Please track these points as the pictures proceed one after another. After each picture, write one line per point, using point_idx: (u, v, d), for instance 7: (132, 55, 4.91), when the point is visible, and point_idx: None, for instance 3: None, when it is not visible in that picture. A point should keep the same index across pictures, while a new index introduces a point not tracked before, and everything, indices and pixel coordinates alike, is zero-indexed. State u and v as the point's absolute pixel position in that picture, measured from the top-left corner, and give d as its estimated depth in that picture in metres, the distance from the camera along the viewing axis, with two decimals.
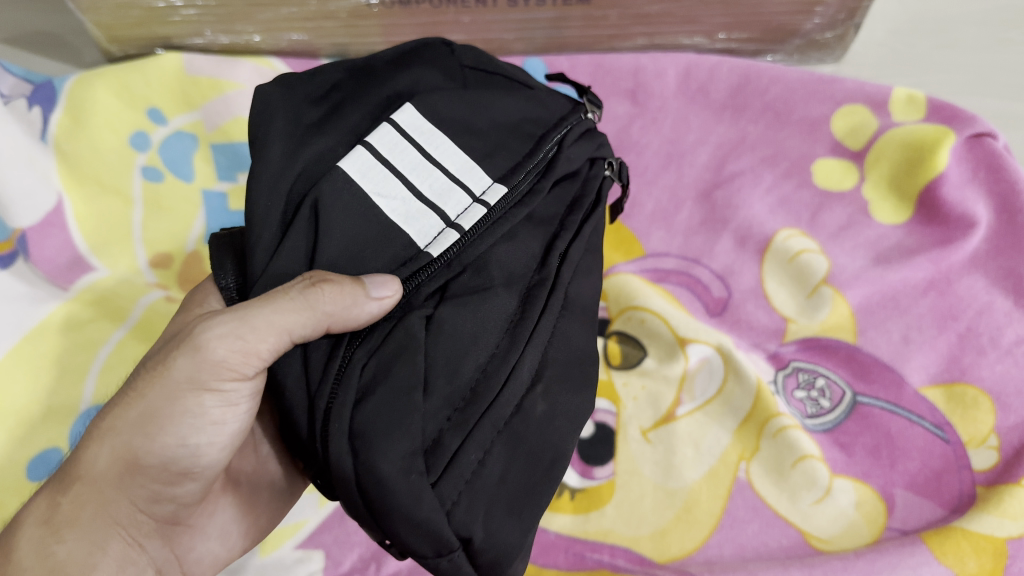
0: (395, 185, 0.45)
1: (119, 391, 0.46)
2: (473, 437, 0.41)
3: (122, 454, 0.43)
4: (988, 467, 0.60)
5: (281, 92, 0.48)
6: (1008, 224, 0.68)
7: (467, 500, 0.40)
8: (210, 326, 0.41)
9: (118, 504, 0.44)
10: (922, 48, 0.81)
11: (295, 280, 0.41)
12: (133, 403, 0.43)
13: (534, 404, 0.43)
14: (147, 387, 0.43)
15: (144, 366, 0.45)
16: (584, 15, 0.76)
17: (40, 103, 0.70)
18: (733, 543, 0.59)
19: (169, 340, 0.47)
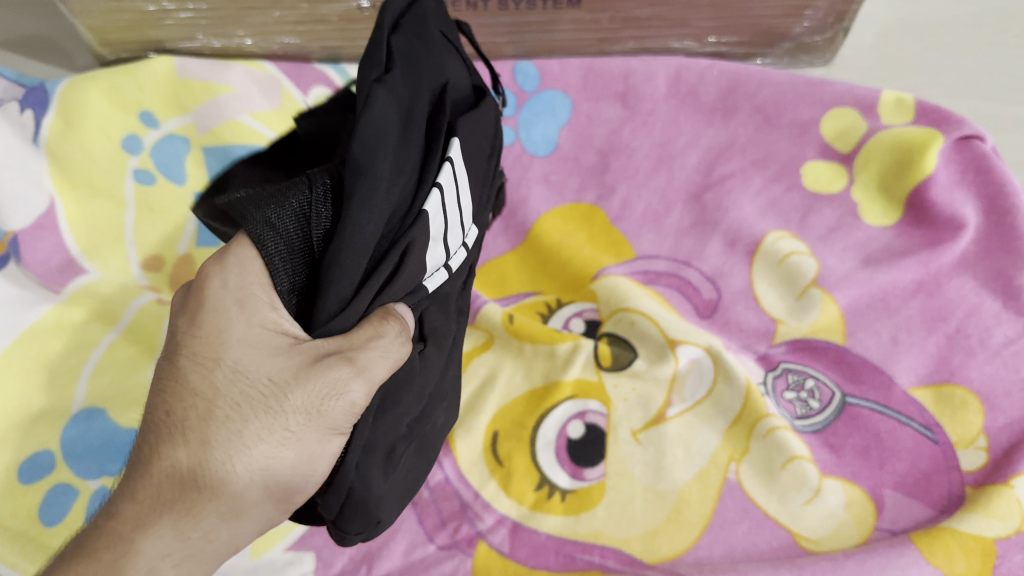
0: (440, 223, 0.42)
1: (233, 417, 0.37)
2: (408, 447, 0.49)
3: (272, 494, 0.38)
4: (976, 467, 0.61)
5: (387, 91, 0.36)
6: (997, 226, 0.68)
7: (390, 498, 0.48)
8: (349, 373, 0.38)
9: (246, 535, 0.39)
10: (911, 51, 0.81)
11: (387, 322, 0.40)
12: (287, 444, 0.38)
13: (438, 419, 0.53)
14: (298, 429, 0.38)
15: (268, 395, 0.38)
16: (573, 19, 0.76)
17: (31, 107, 0.69)
18: (724, 543, 0.59)
19: (262, 353, 0.38)
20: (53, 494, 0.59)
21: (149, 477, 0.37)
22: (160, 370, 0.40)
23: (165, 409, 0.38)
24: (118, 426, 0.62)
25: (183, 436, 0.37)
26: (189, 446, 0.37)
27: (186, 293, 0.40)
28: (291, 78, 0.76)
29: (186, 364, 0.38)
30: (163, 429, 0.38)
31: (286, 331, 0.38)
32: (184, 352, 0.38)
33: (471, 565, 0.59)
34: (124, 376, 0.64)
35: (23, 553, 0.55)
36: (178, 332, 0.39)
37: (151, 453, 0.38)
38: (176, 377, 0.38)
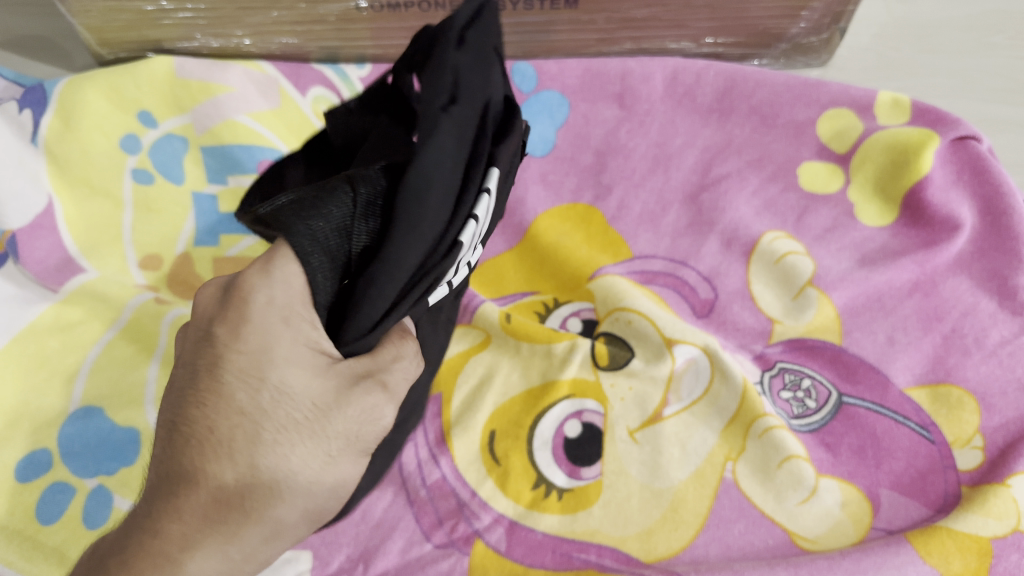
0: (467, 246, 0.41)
1: (280, 437, 0.38)
2: (382, 449, 0.53)
3: (309, 514, 0.40)
4: (972, 467, 0.61)
5: (452, 126, 0.35)
6: (992, 226, 0.69)
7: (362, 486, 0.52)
8: (378, 395, 0.41)
9: (280, 551, 0.40)
10: (907, 53, 0.82)
11: (406, 342, 0.44)
12: (328, 464, 0.39)
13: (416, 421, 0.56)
14: (337, 451, 0.40)
15: (312, 418, 0.39)
16: (571, 20, 0.76)
17: (30, 106, 0.70)
18: (720, 542, 0.59)
19: (306, 375, 0.39)
20: (51, 493, 0.59)
21: (193, 495, 0.37)
22: (198, 381, 0.39)
23: (209, 425, 0.38)
24: (115, 425, 0.62)
25: (229, 455, 0.38)
26: (238, 465, 0.38)
27: (224, 302, 0.40)
28: (290, 77, 0.77)
29: (231, 380, 0.38)
30: (208, 446, 0.38)
31: (325, 350, 0.39)
32: (229, 369, 0.39)
33: (468, 564, 0.59)
34: (121, 374, 0.64)
35: (20, 552, 0.57)
36: (219, 346, 0.39)
37: (195, 471, 0.38)
38: (221, 394, 0.38)
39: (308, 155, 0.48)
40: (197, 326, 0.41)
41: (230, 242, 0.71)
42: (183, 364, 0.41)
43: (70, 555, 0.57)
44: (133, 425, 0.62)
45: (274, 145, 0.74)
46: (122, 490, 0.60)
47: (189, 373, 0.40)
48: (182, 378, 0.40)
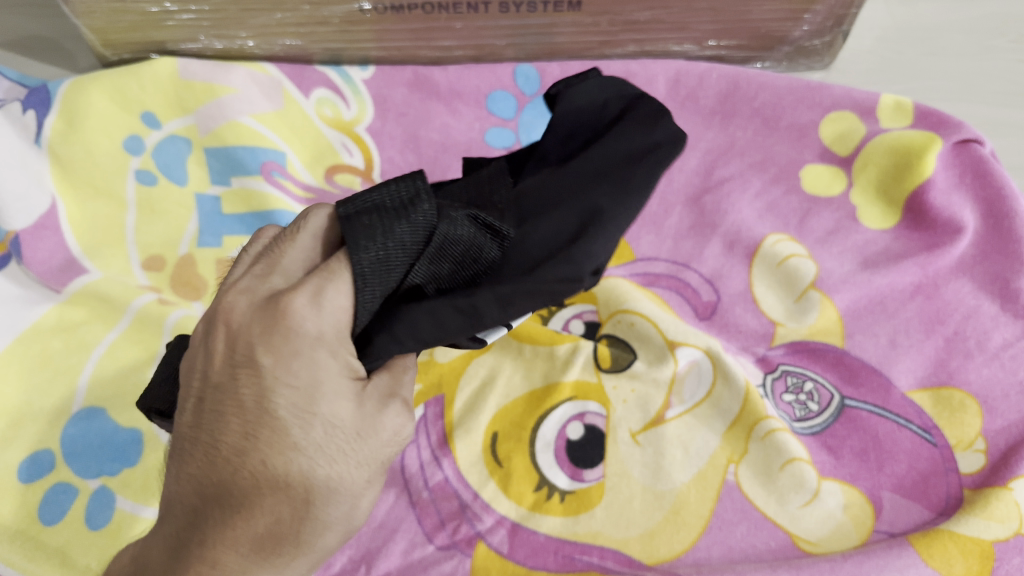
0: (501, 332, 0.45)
1: (330, 471, 0.36)
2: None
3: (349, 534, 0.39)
4: (975, 470, 0.61)
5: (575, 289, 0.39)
6: (994, 229, 0.69)
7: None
8: (408, 417, 0.40)
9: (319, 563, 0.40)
10: (909, 56, 0.82)
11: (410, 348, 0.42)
12: (369, 491, 0.38)
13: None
14: (375, 478, 0.39)
15: (361, 451, 0.37)
16: (574, 22, 0.76)
17: (34, 107, 0.71)
18: (722, 545, 0.59)
19: (351, 406, 0.37)
20: (53, 493, 0.59)
21: (247, 529, 0.36)
22: (242, 410, 0.36)
23: (259, 457, 0.36)
24: (118, 425, 0.62)
25: (283, 492, 0.36)
26: (293, 500, 0.36)
27: (266, 324, 0.36)
28: (293, 79, 0.77)
29: (283, 414, 0.36)
30: (261, 480, 0.36)
31: (359, 375, 0.38)
32: (279, 401, 0.36)
33: (470, 566, 0.59)
34: (124, 375, 0.64)
35: (22, 552, 0.57)
36: (268, 374, 0.36)
37: (247, 504, 0.36)
38: (272, 428, 0.36)
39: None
40: (235, 346, 0.38)
41: (232, 243, 0.71)
42: (221, 389, 0.37)
43: (72, 555, 0.57)
44: (136, 426, 0.62)
45: (277, 146, 0.74)
46: (123, 491, 0.60)
47: (229, 397, 0.37)
48: (220, 403, 0.37)
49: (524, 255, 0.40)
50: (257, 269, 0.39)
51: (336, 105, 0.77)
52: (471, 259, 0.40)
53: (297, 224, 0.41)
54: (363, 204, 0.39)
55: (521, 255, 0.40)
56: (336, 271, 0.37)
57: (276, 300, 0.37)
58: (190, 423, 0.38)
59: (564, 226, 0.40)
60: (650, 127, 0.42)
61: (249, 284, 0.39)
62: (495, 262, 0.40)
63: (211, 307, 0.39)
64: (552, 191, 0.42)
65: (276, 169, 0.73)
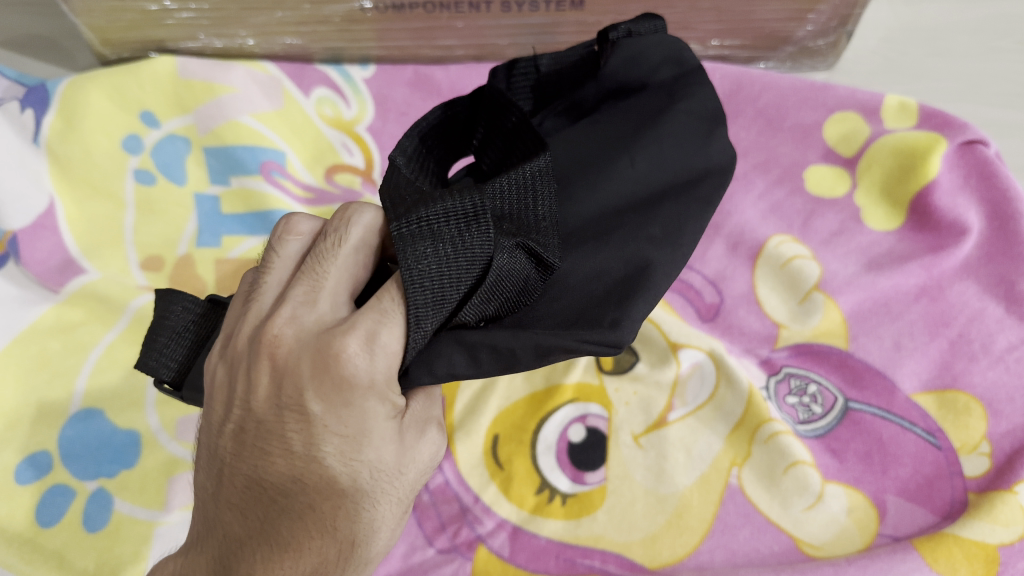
0: None
1: (372, 512, 0.40)
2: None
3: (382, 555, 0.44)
4: (980, 473, 0.60)
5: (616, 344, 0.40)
6: (999, 231, 0.68)
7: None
8: (440, 440, 0.43)
9: None
10: (914, 57, 0.81)
11: None
12: (402, 518, 0.42)
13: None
14: (409, 506, 0.42)
15: (400, 486, 0.40)
16: (576, 22, 0.75)
17: (32, 106, 0.70)
18: (725, 549, 0.59)
19: (392, 446, 0.39)
20: (50, 495, 0.59)
21: (295, 564, 0.39)
22: (291, 453, 0.39)
23: (308, 500, 0.39)
24: (116, 427, 0.62)
25: (329, 532, 0.39)
26: (338, 542, 0.39)
27: (317, 371, 0.38)
28: (293, 79, 0.76)
29: (330, 460, 0.39)
30: (308, 522, 0.39)
31: (400, 411, 0.40)
32: (328, 449, 0.39)
33: (470, 569, 0.59)
34: (121, 376, 0.64)
35: (19, 554, 0.56)
36: (316, 420, 0.39)
37: (295, 542, 0.39)
38: (321, 473, 0.39)
39: (472, 104, 0.46)
40: (282, 385, 0.40)
41: (231, 244, 0.70)
42: (268, 430, 0.40)
43: (69, 558, 0.57)
44: (133, 428, 0.62)
45: (276, 146, 0.73)
46: (122, 493, 0.59)
47: (276, 440, 0.40)
48: (267, 443, 0.40)
49: (565, 292, 0.41)
50: (299, 292, 0.41)
51: (337, 104, 0.76)
52: (517, 292, 0.40)
53: (338, 235, 0.41)
54: (417, 222, 0.38)
55: (562, 293, 0.41)
56: (388, 313, 0.38)
57: (326, 342, 0.38)
58: (237, 456, 0.41)
59: (610, 269, 0.41)
60: (702, 143, 0.44)
61: (294, 312, 0.40)
62: (536, 294, 0.41)
63: (257, 337, 0.41)
64: (600, 216, 0.43)
65: (276, 169, 0.72)
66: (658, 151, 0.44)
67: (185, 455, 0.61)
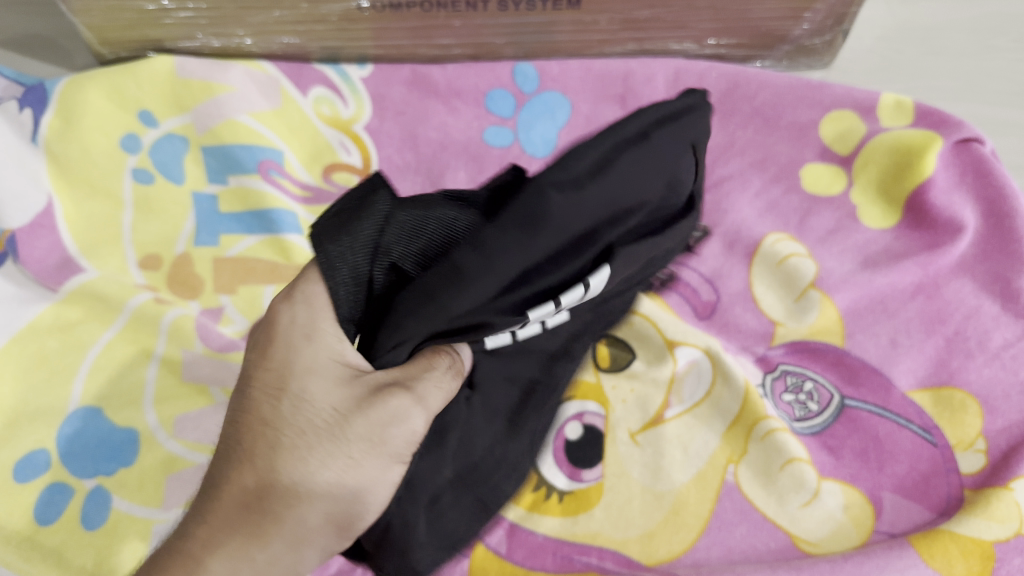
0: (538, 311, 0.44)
1: (310, 446, 0.42)
2: (461, 498, 0.52)
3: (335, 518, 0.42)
4: (975, 470, 0.61)
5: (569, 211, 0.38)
6: (995, 228, 0.69)
7: (433, 547, 0.51)
8: (403, 399, 0.43)
9: (311, 561, 0.42)
10: (911, 55, 0.82)
11: (439, 356, 0.46)
12: (351, 469, 0.42)
13: (507, 486, 0.55)
14: (361, 456, 0.42)
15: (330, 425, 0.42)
16: (573, 20, 0.76)
17: (30, 105, 0.71)
18: (722, 546, 0.59)
19: (328, 383, 0.43)
20: (48, 493, 0.59)
21: (226, 494, 0.42)
22: (236, 398, 0.44)
23: (238, 433, 0.43)
24: (114, 425, 0.62)
25: (252, 462, 0.41)
26: (258, 469, 0.41)
27: (259, 326, 0.45)
28: (291, 78, 0.76)
29: (260, 395, 0.43)
30: (238, 453, 0.42)
31: (348, 363, 0.43)
32: (259, 385, 0.43)
33: (468, 566, 0.59)
34: (120, 374, 0.64)
35: (18, 552, 0.57)
36: (251, 364, 0.44)
37: (228, 474, 0.42)
38: (252, 408, 0.43)
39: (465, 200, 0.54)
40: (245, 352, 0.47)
41: (230, 242, 0.71)
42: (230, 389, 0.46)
43: (68, 556, 0.57)
44: (132, 426, 0.62)
45: (274, 145, 0.73)
46: (120, 491, 0.59)
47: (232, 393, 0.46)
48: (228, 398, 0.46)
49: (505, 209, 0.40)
50: None
51: (334, 104, 0.77)
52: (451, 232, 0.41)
53: None
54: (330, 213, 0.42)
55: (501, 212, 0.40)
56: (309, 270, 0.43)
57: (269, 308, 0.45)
58: None
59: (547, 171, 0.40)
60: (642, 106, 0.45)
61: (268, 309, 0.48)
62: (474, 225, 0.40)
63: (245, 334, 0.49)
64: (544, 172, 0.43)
65: (274, 168, 0.73)
66: (627, 151, 0.40)
67: (185, 453, 0.61)
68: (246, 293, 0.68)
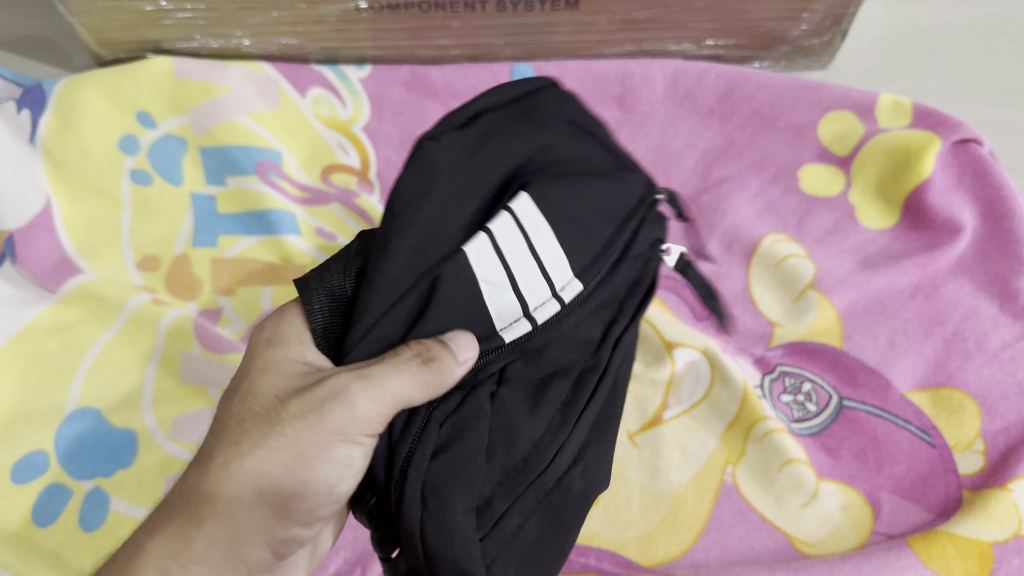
0: (498, 267, 0.43)
1: (251, 426, 0.44)
2: (518, 501, 0.45)
3: (268, 498, 0.44)
4: (974, 471, 0.61)
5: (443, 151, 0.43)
6: (993, 229, 0.69)
7: (504, 556, 0.45)
8: (348, 379, 0.41)
9: (250, 541, 0.45)
10: (909, 56, 0.82)
11: (403, 348, 0.41)
12: (282, 446, 0.43)
13: (571, 481, 0.47)
14: (295, 435, 0.43)
15: (272, 412, 0.44)
16: (571, 21, 0.76)
17: (28, 106, 0.71)
18: (720, 546, 0.59)
19: (282, 377, 0.45)
20: (46, 495, 0.59)
21: (184, 478, 0.46)
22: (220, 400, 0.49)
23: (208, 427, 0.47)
24: (113, 426, 0.62)
25: (206, 449, 0.46)
26: (208, 455, 0.45)
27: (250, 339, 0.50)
28: (290, 79, 0.76)
29: (229, 392, 0.47)
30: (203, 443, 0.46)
31: (308, 362, 0.45)
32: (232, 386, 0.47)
33: None
34: (118, 376, 0.64)
35: (16, 553, 0.56)
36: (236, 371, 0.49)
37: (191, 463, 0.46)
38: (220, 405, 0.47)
39: None
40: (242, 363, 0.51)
41: (228, 243, 0.71)
42: None
43: (66, 558, 0.57)
44: (130, 427, 0.62)
45: (272, 146, 0.73)
46: (118, 493, 0.59)
47: None
48: None
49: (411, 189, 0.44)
50: None
51: (333, 105, 0.77)
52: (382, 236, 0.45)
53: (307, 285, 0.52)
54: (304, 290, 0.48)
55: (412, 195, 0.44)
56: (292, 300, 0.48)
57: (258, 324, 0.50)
58: None
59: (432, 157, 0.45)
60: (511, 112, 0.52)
61: None
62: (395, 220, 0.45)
63: None
64: None
65: (272, 169, 0.73)
66: (489, 115, 0.46)
67: (184, 454, 0.61)
68: (244, 294, 0.69)
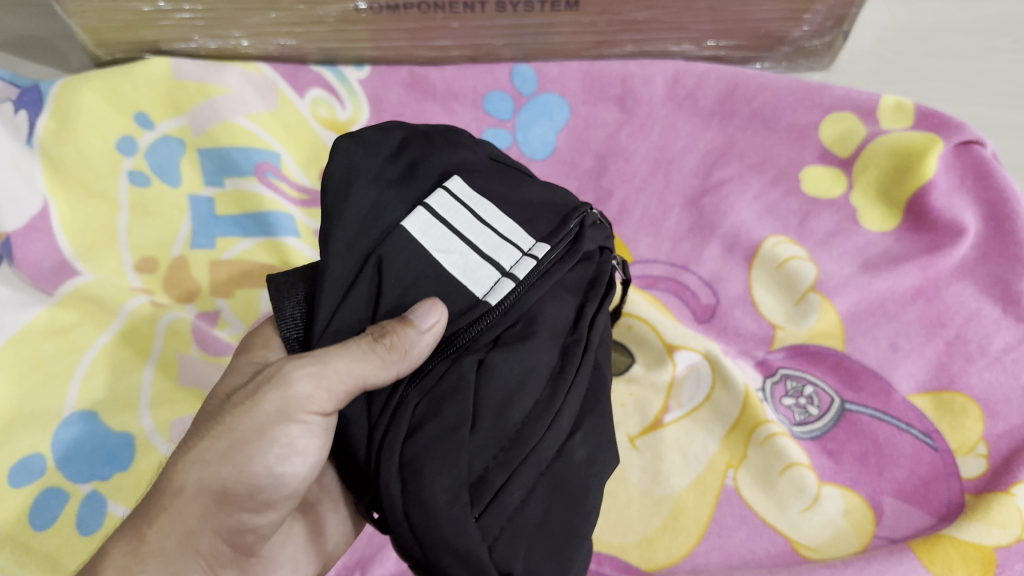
0: (453, 241, 0.46)
1: (203, 421, 0.47)
2: (516, 474, 0.43)
3: (209, 486, 0.44)
4: (976, 475, 0.60)
5: (358, 149, 0.46)
6: (996, 231, 0.68)
7: (507, 534, 0.43)
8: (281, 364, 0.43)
9: (199, 534, 0.45)
10: (910, 57, 0.81)
11: (361, 334, 0.42)
12: (220, 435, 0.44)
13: (572, 451, 0.45)
14: (233, 420, 0.44)
15: (221, 406, 0.46)
16: (572, 22, 0.75)
17: (26, 107, 0.70)
18: (721, 550, 0.59)
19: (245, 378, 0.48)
20: (43, 499, 0.58)
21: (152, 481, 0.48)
22: None
23: None
24: (110, 429, 0.61)
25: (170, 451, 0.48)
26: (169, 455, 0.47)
27: None
28: (289, 80, 0.76)
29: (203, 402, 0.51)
30: None
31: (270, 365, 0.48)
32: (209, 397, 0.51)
33: None
34: (116, 378, 0.63)
35: (11, 557, 0.56)
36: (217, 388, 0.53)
37: None
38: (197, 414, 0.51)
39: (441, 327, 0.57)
40: None
41: (226, 245, 0.70)
42: None
43: (64, 562, 0.56)
44: (128, 430, 0.61)
45: (271, 147, 0.73)
46: (116, 495, 0.59)
47: None
48: None
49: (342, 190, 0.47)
50: None
51: (332, 106, 0.76)
52: None
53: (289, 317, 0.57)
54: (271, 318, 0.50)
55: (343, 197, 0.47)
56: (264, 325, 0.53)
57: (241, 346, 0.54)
58: None
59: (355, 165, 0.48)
60: None
61: None
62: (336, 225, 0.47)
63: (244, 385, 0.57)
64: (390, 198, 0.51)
65: (270, 170, 0.72)
66: (399, 124, 0.50)
67: None
68: (243, 296, 0.69)
